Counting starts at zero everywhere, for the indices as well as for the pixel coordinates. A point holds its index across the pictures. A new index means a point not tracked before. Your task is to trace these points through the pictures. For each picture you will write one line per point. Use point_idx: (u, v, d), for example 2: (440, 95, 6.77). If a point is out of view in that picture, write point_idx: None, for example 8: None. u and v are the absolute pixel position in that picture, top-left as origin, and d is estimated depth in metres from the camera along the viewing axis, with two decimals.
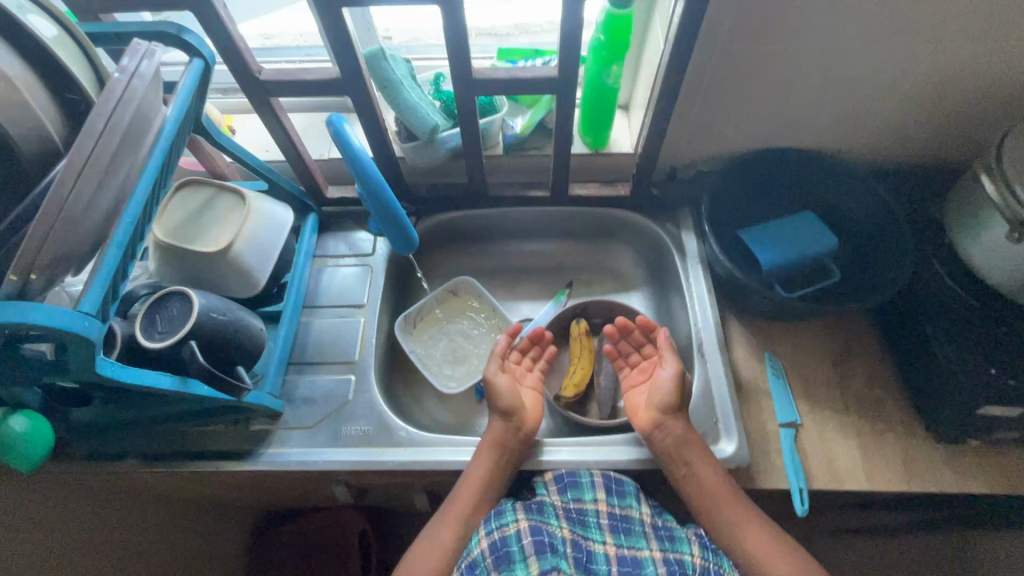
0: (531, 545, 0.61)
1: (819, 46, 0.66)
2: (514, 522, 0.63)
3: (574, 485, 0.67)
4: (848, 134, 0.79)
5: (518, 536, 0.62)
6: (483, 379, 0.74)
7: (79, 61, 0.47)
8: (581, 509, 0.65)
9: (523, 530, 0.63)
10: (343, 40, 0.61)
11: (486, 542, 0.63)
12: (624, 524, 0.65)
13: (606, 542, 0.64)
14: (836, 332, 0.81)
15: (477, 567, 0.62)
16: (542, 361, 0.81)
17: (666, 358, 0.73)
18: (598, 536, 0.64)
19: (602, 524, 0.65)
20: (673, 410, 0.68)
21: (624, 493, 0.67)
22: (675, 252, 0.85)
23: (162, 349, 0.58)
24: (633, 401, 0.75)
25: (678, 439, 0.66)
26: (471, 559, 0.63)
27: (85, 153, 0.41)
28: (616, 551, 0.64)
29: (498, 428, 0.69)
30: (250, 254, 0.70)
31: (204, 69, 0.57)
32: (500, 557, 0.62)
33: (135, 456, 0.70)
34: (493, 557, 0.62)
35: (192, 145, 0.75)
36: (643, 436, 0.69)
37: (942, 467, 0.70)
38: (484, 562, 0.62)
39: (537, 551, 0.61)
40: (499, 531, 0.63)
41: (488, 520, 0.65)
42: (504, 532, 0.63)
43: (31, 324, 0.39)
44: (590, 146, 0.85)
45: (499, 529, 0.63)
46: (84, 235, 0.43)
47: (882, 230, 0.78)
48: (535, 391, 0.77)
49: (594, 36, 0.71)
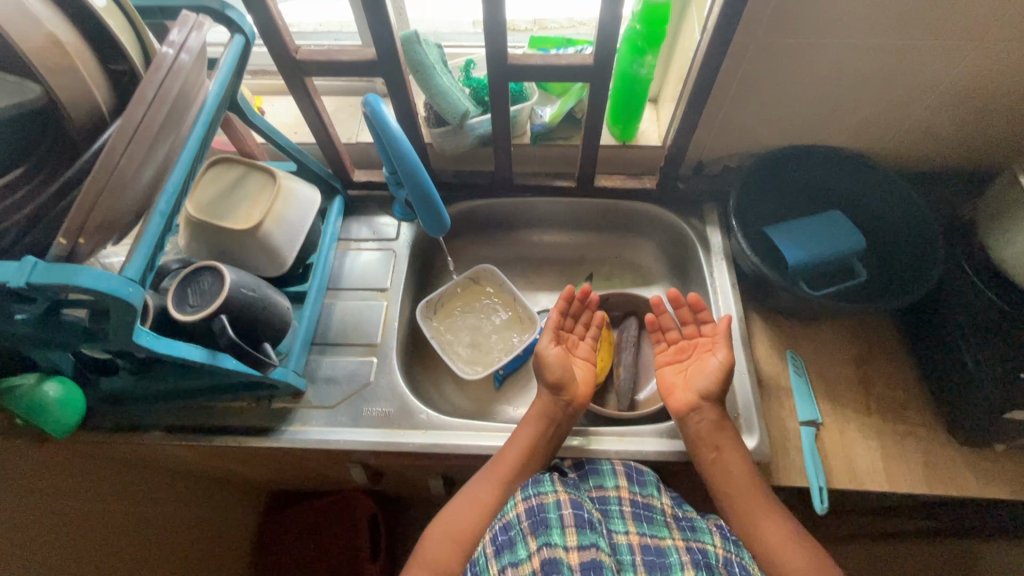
0: (571, 517, 0.60)
1: (859, 41, 0.65)
2: (553, 493, 0.62)
3: (596, 473, 0.67)
4: (880, 132, 0.79)
5: (557, 505, 0.61)
6: (534, 352, 0.74)
7: (127, 32, 0.48)
8: (604, 498, 0.65)
9: (561, 501, 0.61)
10: (381, 21, 0.61)
11: (522, 507, 0.62)
12: (646, 513, 0.64)
13: (630, 531, 0.62)
14: (860, 332, 0.81)
15: (511, 529, 0.61)
16: (592, 325, 0.80)
17: (719, 344, 0.71)
18: (621, 527, 0.63)
19: (625, 513, 0.63)
20: (714, 397, 0.68)
21: (645, 482, 0.66)
22: (699, 247, 0.84)
23: (194, 321, 0.59)
24: (666, 379, 0.75)
25: (711, 425, 0.66)
26: (506, 521, 0.62)
27: (136, 120, 0.41)
28: (640, 540, 0.62)
29: (545, 398, 0.71)
30: (279, 233, 0.71)
31: (244, 45, 0.58)
32: (536, 522, 0.60)
33: (159, 428, 0.70)
34: (529, 522, 0.61)
35: (224, 124, 0.75)
36: (677, 417, 0.70)
37: (965, 472, 0.69)
38: (519, 526, 0.61)
39: (575, 523, 0.60)
40: (536, 498, 0.62)
41: (525, 486, 0.64)
42: (542, 500, 0.62)
43: (79, 287, 0.39)
44: (618, 137, 0.85)
45: (537, 495, 0.62)
46: (130, 203, 0.43)
47: (912, 231, 0.77)
48: (586, 362, 0.77)
49: (630, 25, 0.71)
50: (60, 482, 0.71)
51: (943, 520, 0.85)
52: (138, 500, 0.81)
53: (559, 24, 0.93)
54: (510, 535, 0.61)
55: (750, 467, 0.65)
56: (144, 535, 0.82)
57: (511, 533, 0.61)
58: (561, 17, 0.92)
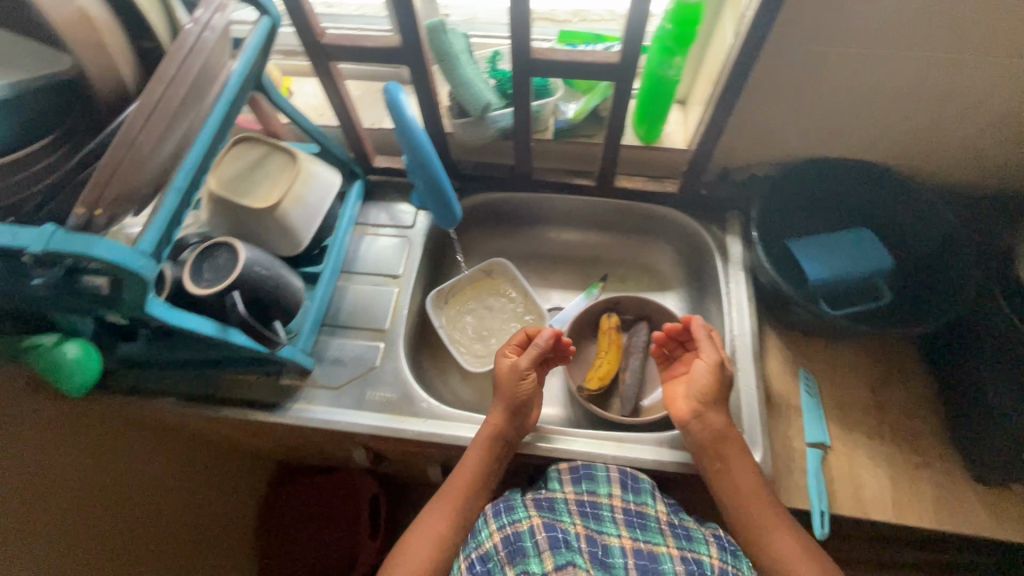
0: (546, 542, 0.61)
1: (902, 52, 0.62)
2: (527, 519, 0.63)
3: (589, 477, 0.67)
4: (918, 149, 0.75)
5: (531, 532, 0.62)
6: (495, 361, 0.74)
7: (155, 9, 0.49)
8: (595, 503, 0.65)
9: (535, 527, 0.62)
10: (406, 9, 0.61)
11: (498, 537, 0.63)
12: (638, 520, 0.64)
13: (622, 536, 0.63)
14: (879, 356, 0.78)
15: (488, 560, 0.62)
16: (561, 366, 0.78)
17: (705, 348, 0.70)
18: (612, 531, 0.63)
19: (616, 519, 0.64)
20: (713, 402, 0.67)
21: (639, 490, 0.66)
22: (717, 256, 0.82)
23: (207, 295, 0.60)
24: (672, 390, 0.74)
25: (716, 433, 0.65)
26: (483, 552, 0.63)
27: (156, 96, 0.42)
28: (631, 544, 0.62)
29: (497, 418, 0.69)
30: (297, 214, 0.72)
31: (271, 27, 0.58)
32: (513, 551, 0.62)
33: (172, 395, 0.73)
34: (506, 550, 0.62)
35: (251, 103, 0.77)
36: (681, 425, 0.68)
37: (978, 510, 0.66)
38: (496, 556, 0.62)
39: (551, 546, 0.61)
40: (511, 526, 0.63)
41: (499, 515, 0.65)
42: (517, 527, 0.63)
43: (94, 256, 0.41)
44: (642, 138, 0.83)
45: (512, 523, 0.64)
46: (148, 177, 0.44)
47: (943, 254, 0.74)
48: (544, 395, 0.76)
49: (660, 25, 0.69)
50: (80, 440, 0.75)
51: (950, 555, 0.82)
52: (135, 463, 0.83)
53: (598, 19, 0.91)
54: (489, 566, 0.62)
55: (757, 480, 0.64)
56: (144, 500, 0.84)
57: (489, 564, 0.62)
58: (602, 11, 0.90)
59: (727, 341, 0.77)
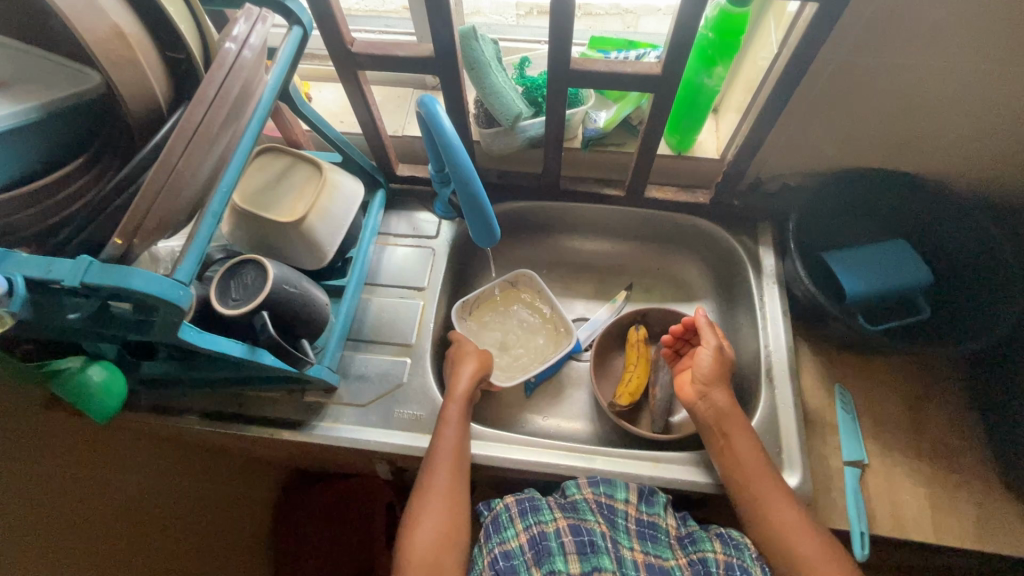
0: (573, 545, 0.59)
1: (953, 63, 0.60)
2: (553, 521, 0.61)
3: (608, 481, 0.64)
4: (960, 161, 0.73)
5: (558, 533, 0.60)
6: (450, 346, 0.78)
7: (189, 23, 0.46)
8: (612, 508, 0.62)
9: (562, 529, 0.60)
10: (442, 18, 0.59)
11: (524, 537, 0.61)
12: (650, 531, 0.62)
13: (634, 548, 0.61)
14: (915, 371, 0.76)
15: (513, 558, 0.59)
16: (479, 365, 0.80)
17: (705, 335, 0.71)
18: (626, 541, 0.61)
19: (630, 529, 0.62)
20: (717, 381, 0.68)
21: (654, 501, 0.65)
22: (750, 267, 0.81)
23: (235, 316, 0.58)
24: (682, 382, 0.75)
25: (719, 412, 0.66)
26: (507, 550, 0.60)
27: (196, 119, 0.40)
28: (644, 558, 0.60)
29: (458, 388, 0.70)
30: (322, 228, 0.70)
31: (302, 37, 0.56)
32: (539, 552, 0.59)
33: (195, 412, 0.71)
34: (533, 552, 0.59)
35: (273, 112, 0.74)
36: (688, 407, 0.69)
37: (1021, 532, 0.65)
38: (522, 556, 0.60)
39: (577, 550, 0.59)
40: (537, 527, 0.61)
41: (524, 515, 0.62)
42: (543, 528, 0.61)
43: (132, 290, 0.39)
44: (674, 147, 0.81)
45: (538, 524, 0.61)
46: (185, 202, 0.42)
47: (985, 269, 0.72)
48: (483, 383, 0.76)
49: (700, 33, 0.67)
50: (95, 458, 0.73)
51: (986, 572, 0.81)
52: (138, 474, 0.78)
53: (611, 15, 0.89)
54: (513, 564, 0.59)
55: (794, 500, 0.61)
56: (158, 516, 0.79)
57: (513, 562, 0.59)
58: (604, 4, 0.89)
59: (761, 356, 0.75)
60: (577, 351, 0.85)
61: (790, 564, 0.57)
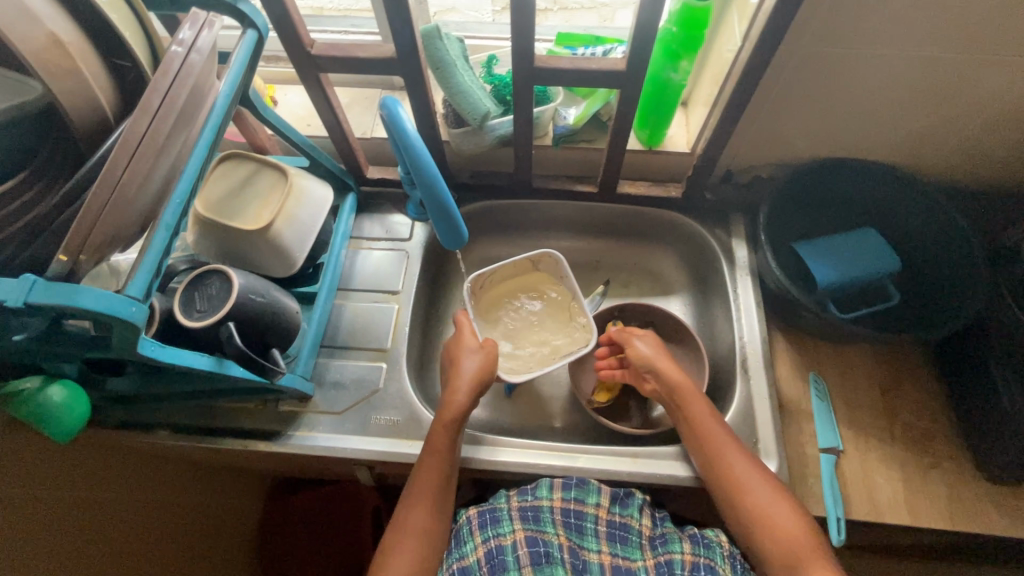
0: (527, 556, 0.59)
1: (911, 53, 0.61)
2: (511, 533, 0.61)
3: (579, 485, 0.64)
4: (923, 148, 0.74)
5: (514, 546, 0.60)
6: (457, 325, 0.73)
7: (134, 31, 0.45)
8: (580, 514, 0.62)
9: (518, 541, 0.60)
10: (402, 18, 0.58)
11: (482, 550, 0.61)
12: (621, 533, 0.63)
13: (602, 551, 0.61)
14: (887, 356, 0.78)
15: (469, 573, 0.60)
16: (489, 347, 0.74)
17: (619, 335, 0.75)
18: (594, 546, 0.61)
19: (599, 533, 0.62)
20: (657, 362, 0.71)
21: (627, 503, 0.65)
22: (723, 260, 0.81)
23: (200, 328, 0.57)
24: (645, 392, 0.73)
25: (668, 387, 0.68)
26: (464, 564, 0.60)
27: (142, 128, 0.39)
28: (611, 561, 0.60)
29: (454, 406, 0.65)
30: (290, 234, 0.68)
31: (257, 40, 0.55)
32: (494, 565, 0.59)
33: (166, 427, 0.70)
34: (488, 566, 0.60)
35: (236, 118, 0.73)
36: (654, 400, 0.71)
37: (991, 511, 0.66)
38: (479, 571, 0.60)
39: (532, 562, 0.59)
40: (495, 540, 0.61)
41: (484, 527, 0.62)
42: (500, 542, 0.61)
43: (79, 309, 0.38)
44: (645, 142, 0.81)
45: (496, 537, 0.61)
46: (135, 215, 0.41)
47: (950, 254, 0.73)
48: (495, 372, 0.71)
49: (665, 28, 0.67)
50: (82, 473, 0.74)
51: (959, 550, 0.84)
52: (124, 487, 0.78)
53: (578, 10, 0.89)
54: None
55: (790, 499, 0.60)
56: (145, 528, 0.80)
57: None
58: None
59: (736, 347, 0.76)
60: None
61: (768, 553, 0.58)
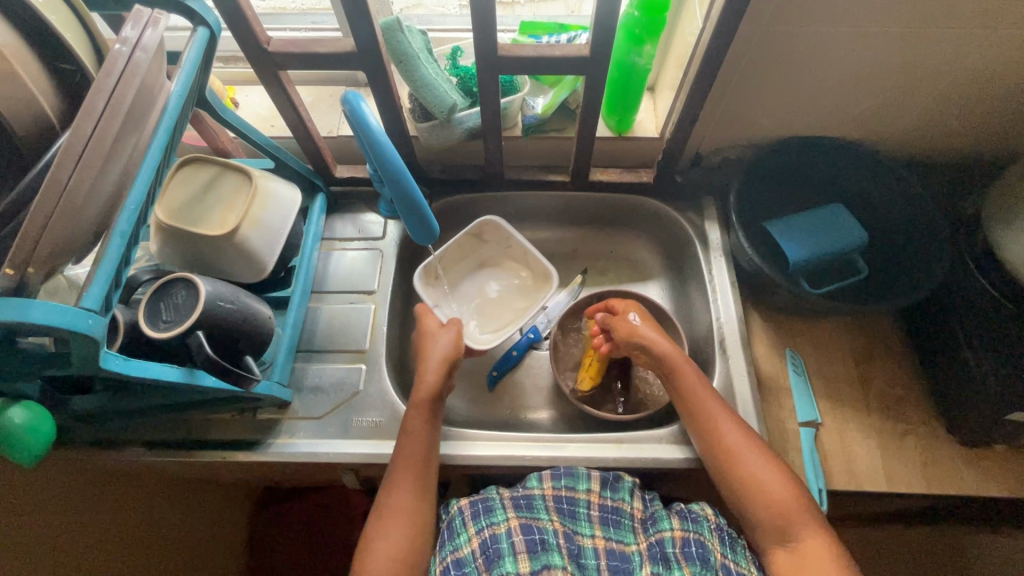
0: (523, 543, 0.58)
1: (866, 29, 0.62)
2: (504, 522, 0.60)
3: (569, 474, 0.64)
4: (884, 123, 0.76)
5: (508, 533, 0.59)
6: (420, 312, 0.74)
7: (76, 32, 0.43)
8: (572, 500, 0.63)
9: (513, 528, 0.59)
10: (360, 11, 0.56)
11: (476, 541, 0.60)
12: (614, 517, 0.63)
13: (595, 536, 0.61)
14: (859, 329, 0.79)
15: (465, 565, 0.59)
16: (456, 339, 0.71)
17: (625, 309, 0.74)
18: (587, 530, 0.61)
19: (592, 517, 0.62)
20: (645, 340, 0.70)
21: (618, 487, 0.64)
22: (697, 242, 0.82)
23: (168, 338, 0.55)
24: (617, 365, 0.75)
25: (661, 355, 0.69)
26: (459, 556, 0.59)
27: (86, 132, 0.37)
28: (605, 545, 0.60)
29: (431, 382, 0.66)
30: (258, 238, 0.66)
31: (209, 38, 0.53)
32: (489, 556, 0.58)
33: (140, 443, 0.68)
34: (483, 557, 0.59)
35: (195, 121, 0.71)
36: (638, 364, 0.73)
37: (964, 472, 0.68)
38: (473, 563, 0.59)
39: (528, 549, 0.58)
40: (488, 529, 0.60)
41: (477, 517, 0.61)
42: (494, 530, 0.60)
43: (32, 324, 0.36)
44: (614, 128, 0.82)
45: (489, 527, 0.60)
46: (86, 223, 0.39)
47: (914, 225, 0.75)
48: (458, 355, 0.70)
49: (627, 12, 0.67)
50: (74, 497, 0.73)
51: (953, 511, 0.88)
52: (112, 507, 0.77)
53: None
54: (464, 570, 0.58)
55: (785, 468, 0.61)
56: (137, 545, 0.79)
57: (465, 570, 0.58)
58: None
59: (714, 328, 0.77)
60: (536, 339, 0.85)
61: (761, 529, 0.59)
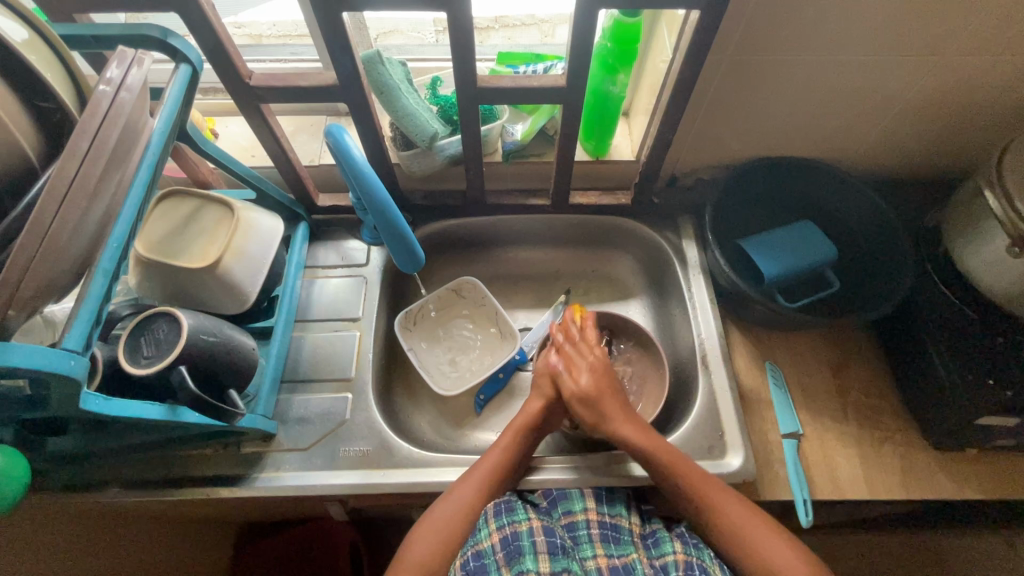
0: (544, 544, 0.58)
1: (824, 57, 0.66)
2: (526, 520, 0.60)
3: (564, 498, 0.65)
4: (846, 142, 0.80)
5: (530, 532, 0.59)
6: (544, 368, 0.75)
7: (56, 71, 0.43)
8: (572, 523, 0.62)
9: (534, 528, 0.60)
10: (341, 44, 0.57)
11: (496, 537, 0.60)
12: (613, 533, 0.61)
13: (597, 555, 0.59)
14: (833, 341, 0.82)
15: (483, 557, 0.59)
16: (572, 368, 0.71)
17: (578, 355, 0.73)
18: (588, 552, 0.59)
19: (593, 536, 0.60)
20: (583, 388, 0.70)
21: (613, 501, 0.65)
22: (676, 260, 0.84)
23: (149, 375, 0.54)
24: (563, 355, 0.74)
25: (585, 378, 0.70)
26: (478, 548, 0.59)
27: (69, 173, 0.37)
28: (608, 563, 0.58)
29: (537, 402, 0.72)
30: (240, 268, 0.66)
31: (191, 74, 0.53)
32: (511, 552, 0.58)
33: (118, 483, 0.65)
34: (503, 553, 0.58)
35: (174, 153, 0.71)
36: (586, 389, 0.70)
37: (940, 477, 0.70)
38: (493, 556, 0.59)
39: (548, 550, 0.58)
40: (510, 527, 0.60)
41: (499, 515, 0.61)
42: (516, 528, 0.60)
43: (11, 366, 0.35)
44: (592, 152, 0.85)
45: (511, 524, 0.60)
46: (68, 263, 0.39)
47: (878, 239, 0.79)
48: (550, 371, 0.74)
49: (600, 43, 0.70)
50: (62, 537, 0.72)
51: (931, 516, 0.90)
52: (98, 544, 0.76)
53: (517, 26, 0.91)
54: (484, 563, 0.58)
55: (801, 549, 0.57)
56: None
57: (483, 561, 0.58)
58: (519, 19, 0.90)
59: (696, 345, 0.78)
60: (521, 361, 0.85)
61: None
